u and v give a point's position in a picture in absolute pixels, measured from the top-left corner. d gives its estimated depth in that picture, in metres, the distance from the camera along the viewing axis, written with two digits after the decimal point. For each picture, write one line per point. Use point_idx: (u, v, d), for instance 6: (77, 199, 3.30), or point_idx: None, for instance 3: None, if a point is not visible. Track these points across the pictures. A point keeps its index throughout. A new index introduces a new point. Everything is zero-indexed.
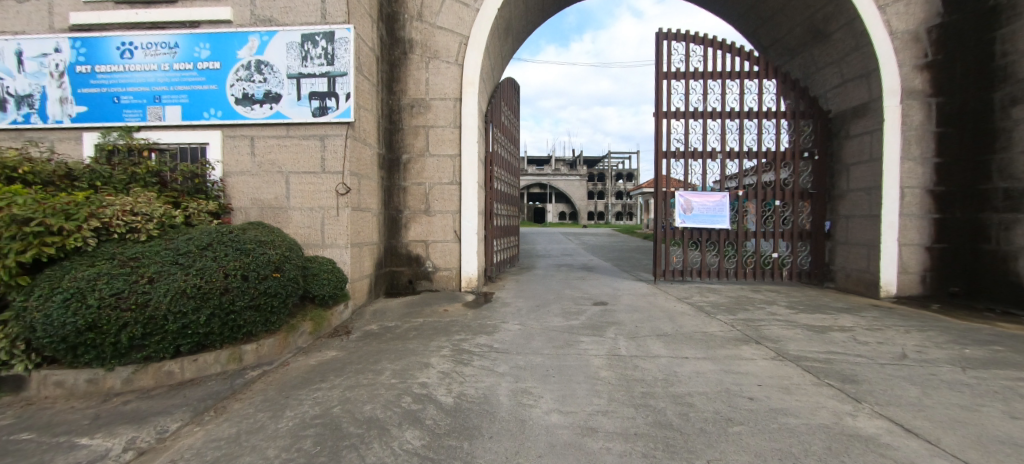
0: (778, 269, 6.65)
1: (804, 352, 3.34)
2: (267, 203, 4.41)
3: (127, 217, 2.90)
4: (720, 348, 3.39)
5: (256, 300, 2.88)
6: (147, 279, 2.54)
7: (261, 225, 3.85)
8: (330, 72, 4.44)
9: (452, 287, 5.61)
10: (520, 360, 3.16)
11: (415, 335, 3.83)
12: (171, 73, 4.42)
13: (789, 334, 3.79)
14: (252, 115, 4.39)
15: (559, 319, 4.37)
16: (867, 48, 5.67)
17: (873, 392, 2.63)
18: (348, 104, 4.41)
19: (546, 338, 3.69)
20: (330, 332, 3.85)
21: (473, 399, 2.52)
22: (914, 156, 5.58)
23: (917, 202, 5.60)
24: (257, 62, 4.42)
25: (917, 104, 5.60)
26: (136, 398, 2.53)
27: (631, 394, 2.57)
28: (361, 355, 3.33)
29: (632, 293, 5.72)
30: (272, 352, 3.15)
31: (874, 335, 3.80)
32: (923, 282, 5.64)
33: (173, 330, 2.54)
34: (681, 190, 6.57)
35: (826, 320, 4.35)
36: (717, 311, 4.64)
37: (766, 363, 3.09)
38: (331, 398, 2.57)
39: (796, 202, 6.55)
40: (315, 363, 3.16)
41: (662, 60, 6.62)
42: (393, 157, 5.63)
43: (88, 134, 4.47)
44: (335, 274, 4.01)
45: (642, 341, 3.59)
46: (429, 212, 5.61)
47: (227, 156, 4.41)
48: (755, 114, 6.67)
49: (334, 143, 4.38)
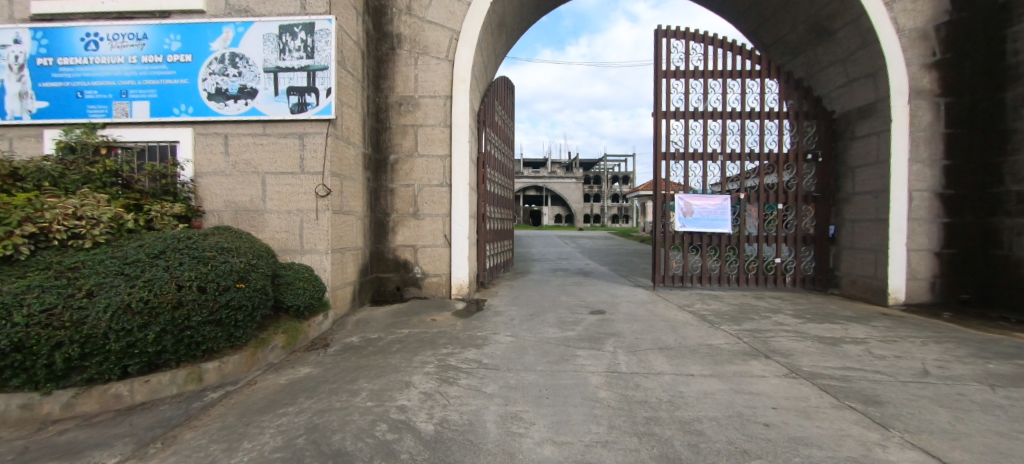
0: (782, 274, 6.43)
1: (819, 368, 3.08)
2: (242, 205, 4.11)
3: (69, 221, 2.60)
4: (728, 364, 3.13)
5: (216, 314, 2.58)
6: (85, 293, 2.23)
7: (229, 230, 3.56)
8: (310, 66, 4.16)
9: (442, 294, 5.33)
10: (510, 378, 2.88)
11: (398, 348, 3.55)
12: (139, 66, 4.12)
13: (800, 347, 3.53)
14: (226, 111, 4.10)
15: (554, 329, 4.09)
16: (874, 46, 5.46)
17: (901, 417, 2.38)
18: (329, 100, 4.12)
19: (540, 352, 3.41)
20: (306, 345, 3.55)
21: (457, 428, 2.24)
22: (923, 158, 5.37)
23: (927, 205, 5.38)
24: (232, 55, 4.13)
25: (926, 104, 5.38)
26: (75, 426, 2.24)
27: (633, 420, 2.30)
28: (337, 372, 3.05)
29: (631, 300, 5.47)
30: (237, 370, 2.85)
31: (890, 348, 3.56)
32: (934, 289, 5.42)
33: (117, 349, 2.25)
34: (681, 193, 6.33)
35: (837, 330, 4.11)
36: (721, 321, 4.39)
37: (779, 381, 2.83)
38: (297, 426, 2.28)
39: (800, 205, 6.33)
40: (285, 382, 2.87)
41: (660, 58, 6.41)
42: (379, 158, 5.35)
43: (50, 131, 4.16)
44: (313, 282, 3.73)
45: (644, 355, 3.33)
46: (418, 215, 5.33)
47: (199, 155, 4.11)
48: (756, 115, 6.46)
49: (314, 142, 4.11)
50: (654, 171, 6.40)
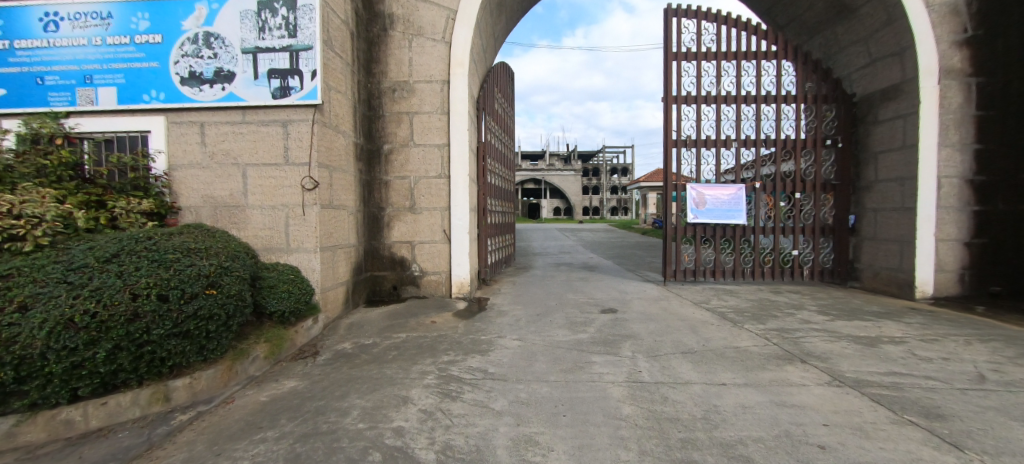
0: (799, 268, 6.11)
1: (863, 374, 2.76)
2: (222, 201, 3.76)
3: (4, 221, 2.29)
4: (761, 371, 2.81)
5: (181, 326, 2.24)
6: (18, 306, 1.89)
7: (201, 229, 3.20)
8: (292, 45, 3.79)
9: (442, 294, 5.00)
10: (521, 391, 2.56)
11: (394, 356, 3.22)
12: (104, 48, 3.74)
13: (836, 350, 3.21)
14: (200, 97, 3.72)
15: (564, 331, 3.77)
16: (901, 22, 5.09)
17: (973, 435, 2.07)
18: (315, 83, 3.74)
19: (551, 358, 3.09)
20: (293, 354, 3.22)
21: (463, 456, 1.91)
22: (953, 143, 5.03)
23: (957, 192, 5.04)
24: (206, 35, 3.75)
25: (957, 85, 5.02)
26: (15, 461, 1.90)
27: (667, 444, 1.98)
28: (325, 386, 2.71)
29: (642, 297, 5.15)
30: (211, 386, 2.52)
31: (934, 349, 3.25)
32: (963, 281, 5.10)
33: (60, 372, 1.90)
34: (693, 182, 5.97)
35: (870, 328, 3.79)
36: (743, 319, 4.07)
37: (823, 391, 2.51)
38: (275, 456, 1.95)
39: (818, 194, 6.00)
40: (267, 399, 2.54)
41: (670, 39, 6.03)
42: (372, 147, 4.98)
43: (7, 122, 3.77)
44: (299, 284, 3.39)
45: (666, 361, 3.01)
46: (415, 209, 4.99)
47: (173, 146, 3.75)
48: (772, 99, 6.10)
49: (299, 130, 3.74)
50: (664, 160, 6.05)
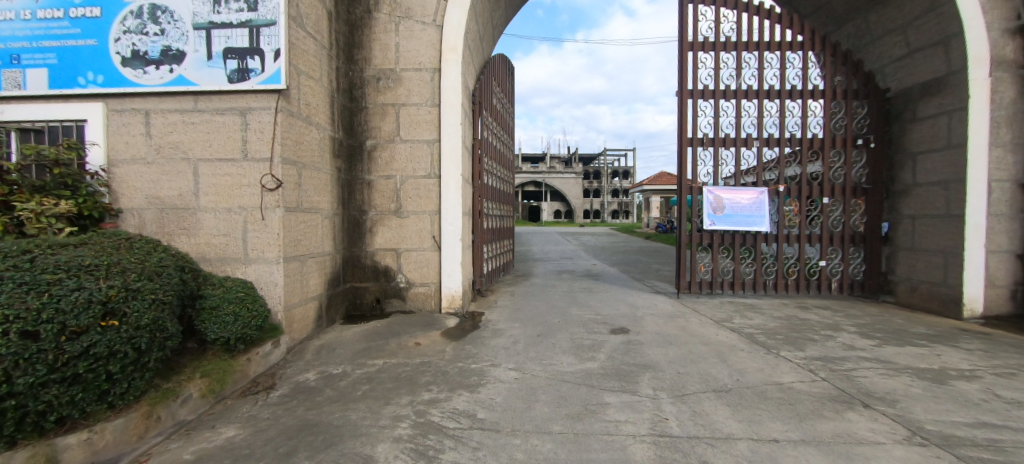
0: (826, 280, 5.56)
1: (946, 427, 2.19)
2: (170, 202, 3.20)
3: None
4: (819, 420, 2.24)
5: (61, 369, 1.69)
6: None
7: (114, 234, 2.72)
8: (252, 20, 3.25)
9: (430, 308, 4.44)
10: (517, 450, 1.99)
11: (365, 391, 2.65)
12: (33, 24, 3.17)
13: (901, 389, 2.64)
14: (144, 80, 3.16)
15: (569, 358, 3.21)
16: (946, 8, 4.54)
17: None
18: (277, 64, 3.20)
19: (555, 398, 2.53)
20: (242, 389, 2.66)
21: None
22: (1005, 142, 4.47)
23: (1010, 197, 4.48)
24: (152, 8, 3.21)
25: (1009, 77, 4.47)
26: None
27: None
28: (271, 438, 2.14)
29: (656, 313, 4.59)
30: (120, 441, 1.94)
31: (1019, 388, 2.67)
32: (1016, 298, 4.53)
33: None
34: (710, 185, 5.42)
35: (929, 358, 3.22)
36: (777, 345, 3.49)
37: (906, 454, 1.95)
38: None
39: (848, 199, 5.46)
40: (191, 458, 1.96)
41: (686, 28, 5.49)
42: (354, 143, 4.42)
43: None
44: (249, 305, 2.83)
45: (697, 403, 2.45)
46: (401, 212, 4.43)
47: (114, 138, 3.19)
48: (796, 94, 5.55)
49: (260, 119, 3.19)
50: (679, 161, 5.50)
